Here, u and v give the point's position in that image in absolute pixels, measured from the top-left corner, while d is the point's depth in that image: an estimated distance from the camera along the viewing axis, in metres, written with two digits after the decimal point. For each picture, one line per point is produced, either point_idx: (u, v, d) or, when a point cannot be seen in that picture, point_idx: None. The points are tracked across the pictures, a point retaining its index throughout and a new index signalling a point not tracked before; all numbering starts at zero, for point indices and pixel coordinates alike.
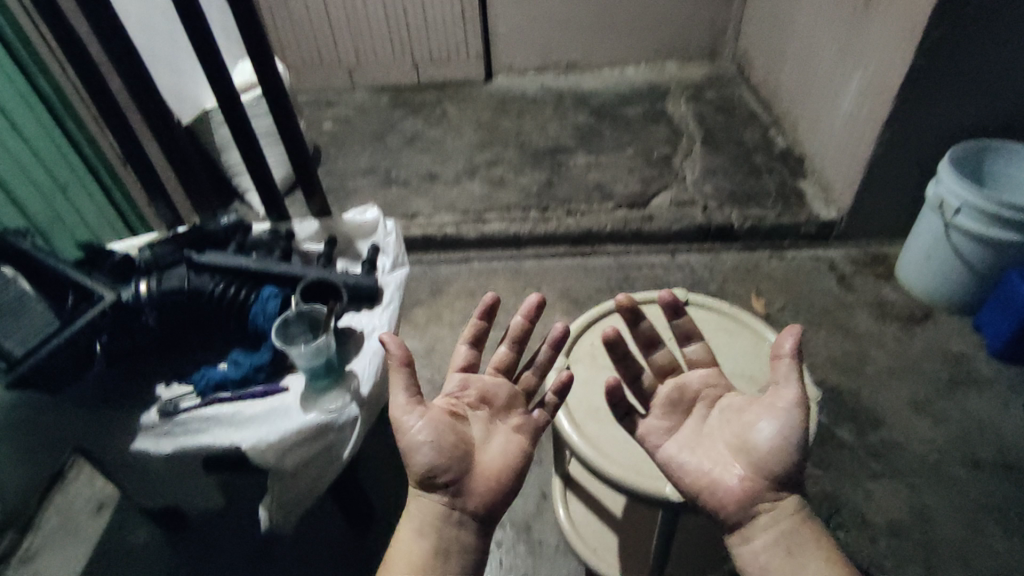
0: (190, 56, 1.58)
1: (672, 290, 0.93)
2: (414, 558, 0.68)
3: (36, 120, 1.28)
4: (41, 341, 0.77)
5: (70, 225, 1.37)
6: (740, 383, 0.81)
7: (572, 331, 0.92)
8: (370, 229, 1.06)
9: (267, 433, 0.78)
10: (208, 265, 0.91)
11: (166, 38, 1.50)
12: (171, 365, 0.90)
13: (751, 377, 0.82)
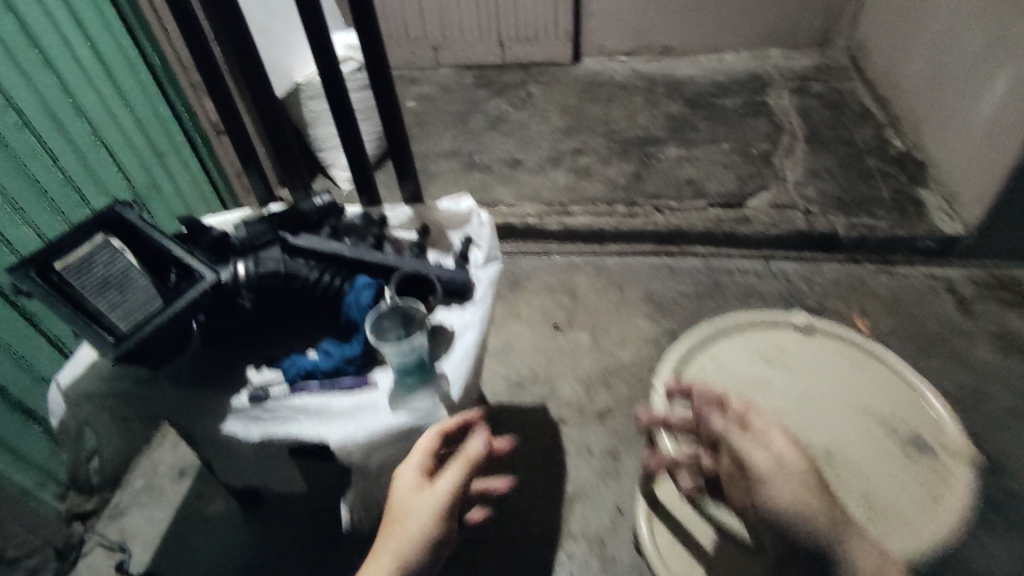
0: (303, 33, 1.65)
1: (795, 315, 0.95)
2: None
3: (140, 87, 1.30)
4: (145, 318, 0.78)
5: (167, 193, 1.40)
6: (881, 430, 0.81)
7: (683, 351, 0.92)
8: (464, 220, 1.00)
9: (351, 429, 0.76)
10: (301, 249, 0.89)
11: (263, 5, 1.48)
12: (261, 349, 0.88)
13: (889, 427, 0.82)
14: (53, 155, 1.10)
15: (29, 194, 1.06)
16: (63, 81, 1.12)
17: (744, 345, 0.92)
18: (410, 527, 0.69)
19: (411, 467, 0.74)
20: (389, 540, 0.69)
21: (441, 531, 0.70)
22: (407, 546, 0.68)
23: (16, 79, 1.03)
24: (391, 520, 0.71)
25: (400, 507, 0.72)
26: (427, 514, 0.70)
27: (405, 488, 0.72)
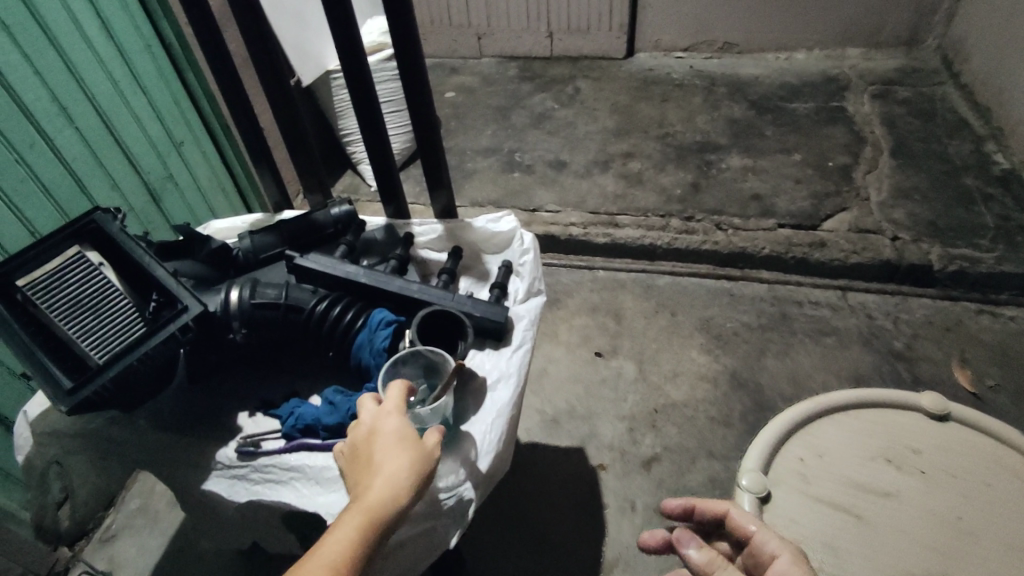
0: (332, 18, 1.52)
1: (926, 396, 0.76)
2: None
3: (157, 71, 1.17)
4: (120, 349, 0.65)
5: (182, 185, 1.27)
6: None
7: (773, 436, 0.73)
8: (504, 242, 0.85)
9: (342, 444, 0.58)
10: (310, 271, 0.76)
11: None
12: (260, 389, 0.75)
13: None
14: (53, 144, 0.98)
15: (26, 187, 0.94)
16: (67, 61, 0.99)
17: (856, 438, 0.73)
18: (395, 460, 0.53)
19: (395, 403, 0.58)
20: (368, 479, 0.52)
21: (428, 480, 0.54)
22: (392, 483, 0.51)
23: (12, 56, 0.90)
24: (367, 462, 0.54)
25: (379, 443, 0.54)
26: (417, 456, 0.54)
27: (384, 424, 0.56)
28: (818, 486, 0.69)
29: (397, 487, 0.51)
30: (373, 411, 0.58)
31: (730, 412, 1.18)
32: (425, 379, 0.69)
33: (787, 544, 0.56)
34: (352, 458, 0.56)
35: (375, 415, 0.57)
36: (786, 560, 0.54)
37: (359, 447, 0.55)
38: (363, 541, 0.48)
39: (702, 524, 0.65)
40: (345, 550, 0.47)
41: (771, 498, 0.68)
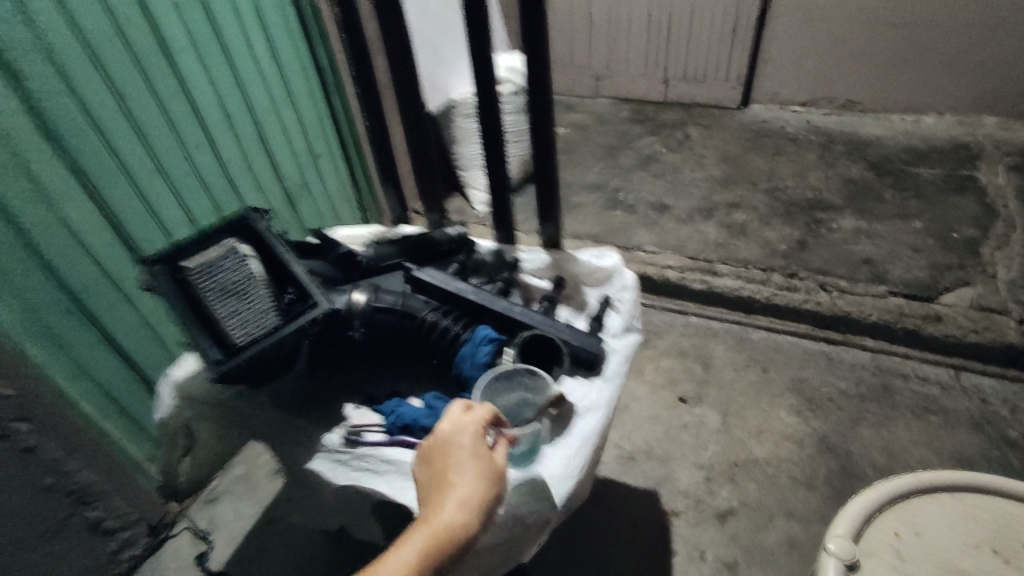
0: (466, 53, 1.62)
1: None
2: None
3: (308, 91, 1.32)
4: (261, 336, 0.74)
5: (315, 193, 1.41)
6: None
7: (867, 505, 0.70)
8: (605, 277, 0.89)
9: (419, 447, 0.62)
10: (424, 284, 0.83)
11: (437, 27, 1.50)
12: (366, 385, 0.82)
13: None
14: (217, 146, 1.13)
15: (190, 181, 1.09)
16: (238, 77, 1.15)
17: (960, 522, 0.69)
18: (473, 484, 0.57)
19: (479, 419, 0.61)
20: (448, 494, 0.56)
21: (498, 501, 0.59)
22: (470, 503, 0.56)
23: (195, 68, 1.06)
24: (446, 474, 0.58)
25: (459, 458, 0.58)
26: (492, 478, 0.58)
27: (465, 440, 0.59)
28: (912, 564, 0.66)
29: (472, 508, 0.56)
30: (456, 422, 0.61)
31: (816, 479, 1.13)
32: (522, 395, 0.73)
33: None
34: (426, 464, 0.60)
35: (457, 428, 0.60)
36: None
37: (438, 457, 0.59)
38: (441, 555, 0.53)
39: None
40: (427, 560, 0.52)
41: (860, 569, 0.66)
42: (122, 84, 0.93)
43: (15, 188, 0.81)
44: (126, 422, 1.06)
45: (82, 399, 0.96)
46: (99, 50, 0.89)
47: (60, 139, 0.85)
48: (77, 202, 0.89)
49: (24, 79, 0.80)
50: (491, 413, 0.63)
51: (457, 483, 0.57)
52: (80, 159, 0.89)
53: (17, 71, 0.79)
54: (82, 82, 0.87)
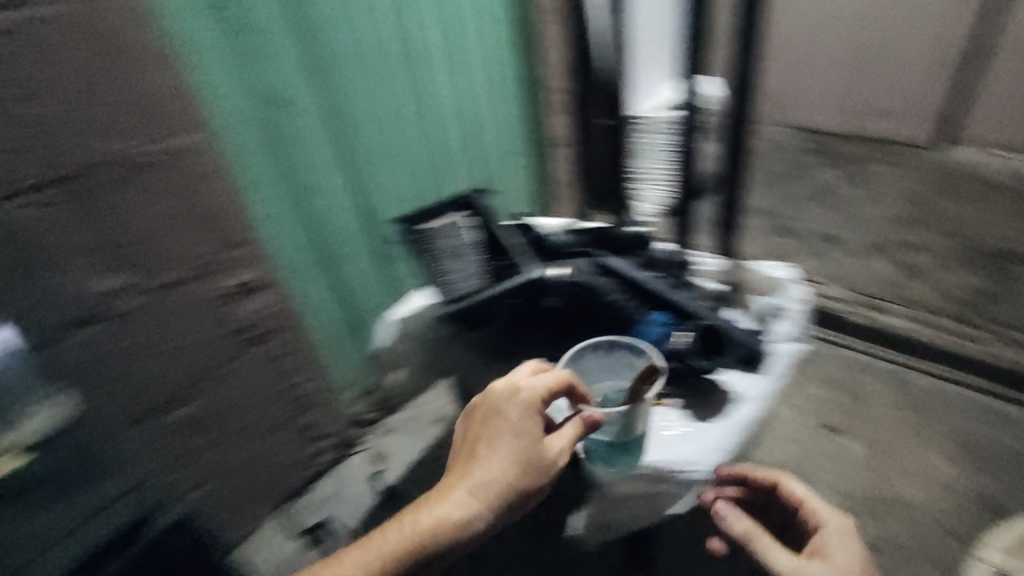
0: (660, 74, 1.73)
1: None
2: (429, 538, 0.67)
3: (518, 97, 1.47)
4: (466, 292, 0.94)
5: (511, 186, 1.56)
6: None
7: None
8: (773, 289, 0.98)
9: (478, 402, 0.74)
10: (612, 270, 0.94)
11: (641, 49, 1.62)
12: (550, 346, 0.96)
13: None
14: (448, 138, 1.33)
15: (424, 165, 1.30)
16: (473, 82, 1.33)
17: None
18: (505, 464, 0.68)
19: (530, 395, 0.70)
20: (479, 470, 0.68)
21: (536, 478, 0.69)
22: (496, 483, 0.68)
23: (443, 73, 1.26)
24: (487, 443, 0.70)
25: (501, 432, 0.69)
26: (528, 458, 0.68)
27: (509, 415, 0.69)
28: None
29: (496, 484, 0.68)
30: (509, 392, 0.71)
31: (967, 529, 1.11)
32: (619, 374, 0.82)
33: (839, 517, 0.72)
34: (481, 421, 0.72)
35: (507, 399, 0.70)
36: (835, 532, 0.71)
37: (486, 423, 0.71)
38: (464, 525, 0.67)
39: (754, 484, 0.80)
40: (448, 527, 0.67)
41: None
42: (390, 82, 1.17)
43: (311, 152, 1.08)
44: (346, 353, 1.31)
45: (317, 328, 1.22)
46: (376, 62, 1.13)
47: (344, 121, 1.11)
48: (343, 174, 1.15)
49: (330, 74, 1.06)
50: (546, 389, 0.71)
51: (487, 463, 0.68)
52: (355, 137, 1.14)
53: (328, 66, 1.05)
54: (363, 78, 1.12)
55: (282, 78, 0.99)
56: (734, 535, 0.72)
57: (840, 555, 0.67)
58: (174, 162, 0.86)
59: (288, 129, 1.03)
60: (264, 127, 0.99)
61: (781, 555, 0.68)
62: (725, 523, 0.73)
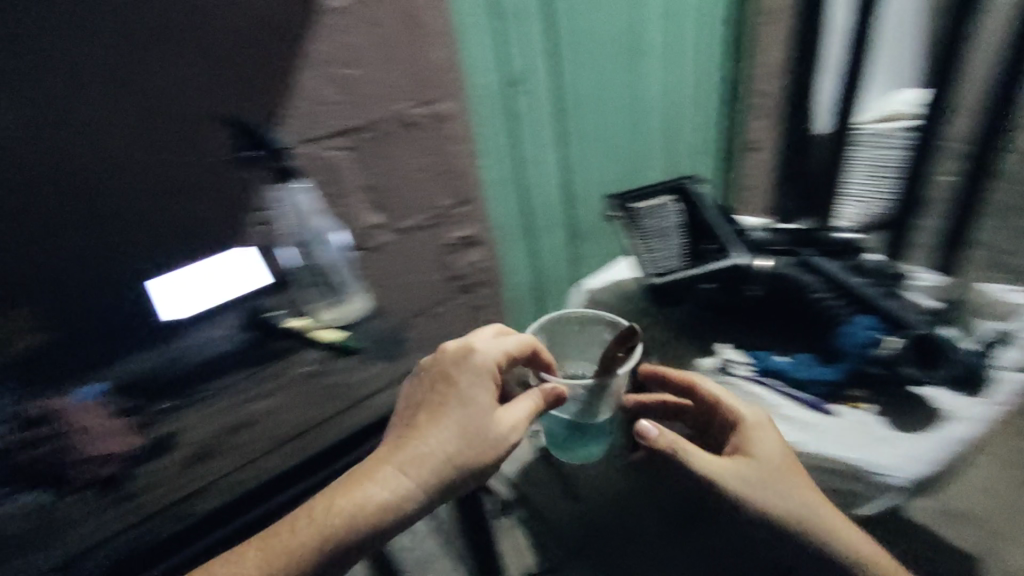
0: None
1: None
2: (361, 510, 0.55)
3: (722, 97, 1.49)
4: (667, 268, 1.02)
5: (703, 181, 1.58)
6: None
7: None
8: (1008, 315, 0.93)
9: (411, 376, 0.64)
10: (820, 269, 0.96)
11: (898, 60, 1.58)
12: (738, 334, 1.01)
13: None
14: (649, 131, 1.38)
15: (624, 153, 1.37)
16: (683, 78, 1.38)
17: None
18: (451, 435, 0.59)
19: (485, 359, 0.64)
20: (414, 442, 0.58)
21: (484, 455, 0.60)
22: (436, 456, 0.58)
23: (657, 67, 1.32)
24: (433, 411, 0.60)
25: (451, 398, 0.61)
26: (479, 431, 0.60)
27: (462, 380, 0.61)
28: None
29: (454, 459, 0.59)
30: (463, 356, 0.63)
31: None
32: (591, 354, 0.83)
33: (750, 413, 0.78)
34: (420, 388, 0.62)
35: (459, 364, 0.63)
36: (754, 427, 0.76)
37: (429, 392, 0.62)
38: (395, 509, 0.56)
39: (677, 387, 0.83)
40: (377, 509, 0.55)
41: None
42: (609, 72, 1.24)
43: (532, 131, 1.19)
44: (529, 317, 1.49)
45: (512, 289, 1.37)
46: (601, 52, 1.21)
47: (563, 107, 1.21)
48: (553, 154, 1.25)
49: (559, 61, 1.16)
50: (503, 354, 0.65)
51: (429, 436, 0.59)
52: (568, 122, 1.24)
53: (560, 54, 1.15)
54: (586, 67, 1.20)
55: (520, 59, 1.10)
56: (663, 447, 0.71)
57: (760, 449, 0.74)
58: (430, 123, 1.07)
59: (516, 108, 1.15)
60: (504, 105, 1.12)
61: (701, 457, 0.71)
62: (648, 439, 0.71)
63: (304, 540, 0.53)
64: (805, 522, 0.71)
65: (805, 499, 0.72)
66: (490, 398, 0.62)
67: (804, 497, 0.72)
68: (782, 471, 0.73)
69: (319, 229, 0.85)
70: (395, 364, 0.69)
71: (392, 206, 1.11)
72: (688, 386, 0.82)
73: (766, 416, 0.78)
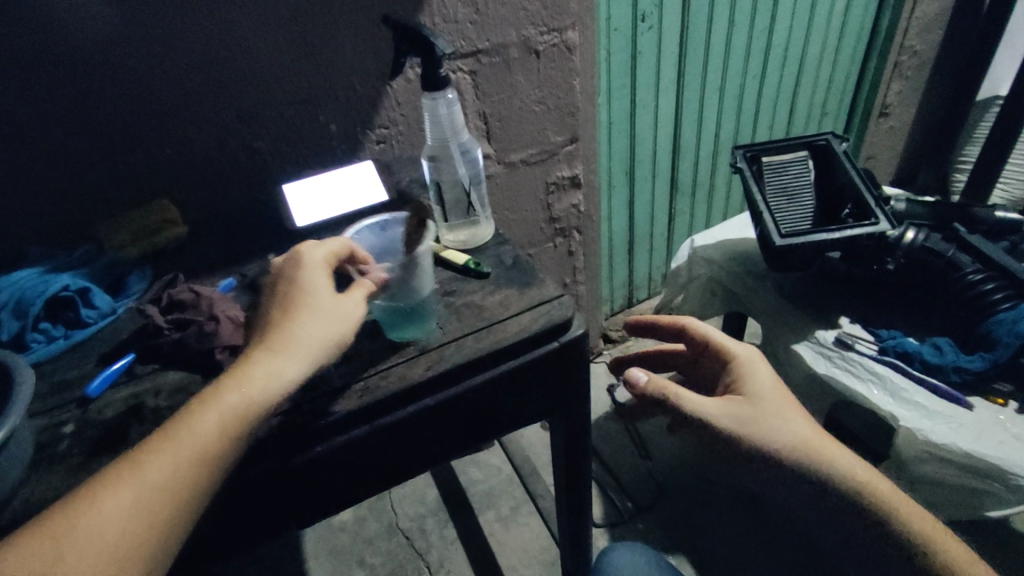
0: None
1: None
2: (250, 395, 0.49)
3: (852, 47, 1.47)
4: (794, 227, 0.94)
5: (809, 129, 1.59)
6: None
7: None
8: None
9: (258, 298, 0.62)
10: (975, 248, 0.89)
11: None
12: (865, 309, 0.94)
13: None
14: (765, 80, 1.41)
15: (735, 97, 1.40)
16: (811, 24, 1.36)
17: None
18: (310, 316, 0.54)
19: (314, 257, 0.59)
20: (281, 328, 0.53)
21: (343, 327, 0.54)
22: (306, 336, 0.53)
23: (787, 13, 1.31)
24: (279, 308, 0.55)
25: (291, 291, 0.56)
26: (332, 308, 0.55)
27: (300, 274, 0.57)
28: None
29: (319, 336, 0.53)
30: (290, 259, 0.59)
31: None
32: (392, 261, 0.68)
33: (740, 352, 0.69)
34: (264, 302, 0.57)
35: (295, 264, 0.58)
36: (748, 365, 0.68)
37: (272, 297, 0.57)
38: (270, 389, 0.50)
39: (665, 332, 0.76)
40: (257, 389, 0.50)
41: None
42: (738, 14, 1.25)
43: (649, 68, 1.23)
44: (612, 265, 1.56)
45: (603, 233, 1.45)
46: None
47: (684, 45, 1.24)
48: (668, 95, 1.30)
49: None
50: (332, 251, 0.60)
51: (281, 325, 0.54)
52: (687, 62, 1.27)
53: None
54: (718, 6, 1.22)
55: None
56: (650, 394, 0.64)
57: (757, 388, 0.65)
58: (563, 52, 1.03)
59: (641, 45, 1.19)
60: (633, 40, 1.17)
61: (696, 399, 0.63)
62: (635, 387, 0.64)
63: (201, 426, 0.48)
64: (799, 450, 0.62)
65: (811, 439, 0.62)
66: (330, 283, 0.57)
67: (809, 436, 0.63)
68: (782, 408, 0.64)
69: (467, 142, 0.73)
70: (525, 293, 0.64)
71: (511, 139, 1.08)
72: (676, 330, 0.75)
73: (757, 350, 0.70)
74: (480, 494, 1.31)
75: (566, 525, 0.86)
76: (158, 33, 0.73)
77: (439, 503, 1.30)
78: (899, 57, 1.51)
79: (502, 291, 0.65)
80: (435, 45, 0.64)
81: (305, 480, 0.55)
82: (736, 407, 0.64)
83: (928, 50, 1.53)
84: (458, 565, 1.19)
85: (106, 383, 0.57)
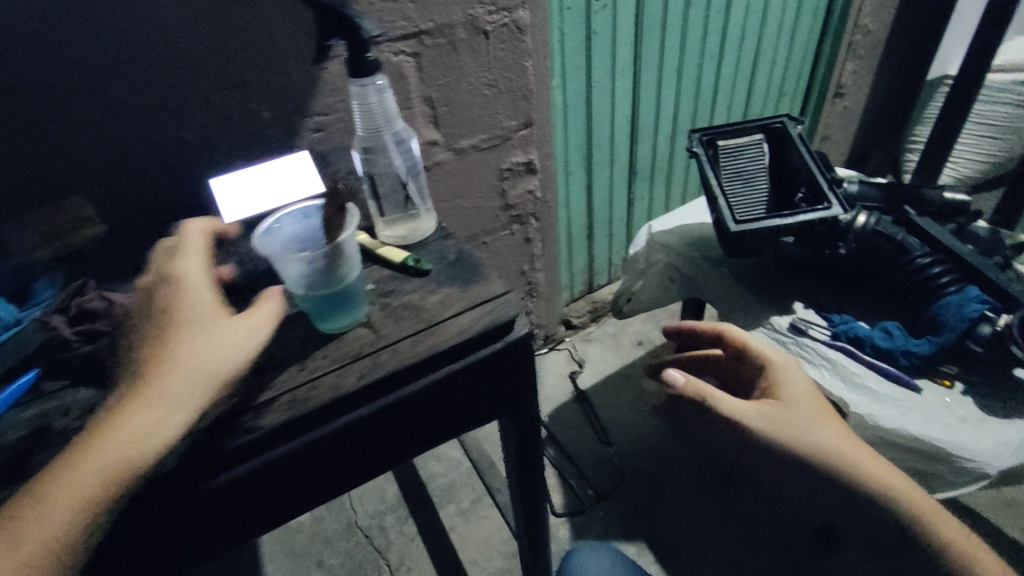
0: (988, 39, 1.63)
1: None
2: (157, 421, 0.44)
3: (809, 26, 1.46)
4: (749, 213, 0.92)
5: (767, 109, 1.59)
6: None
7: None
8: None
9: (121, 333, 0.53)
10: (925, 232, 0.90)
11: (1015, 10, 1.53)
12: (818, 295, 0.95)
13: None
14: (722, 60, 1.39)
15: (693, 78, 1.38)
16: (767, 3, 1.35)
17: None
18: (208, 339, 0.48)
19: (192, 274, 0.51)
20: (173, 355, 0.46)
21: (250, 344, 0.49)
22: (208, 359, 0.47)
23: None
24: (160, 336, 0.48)
25: (174, 314, 0.49)
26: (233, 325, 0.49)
27: (184, 293, 0.50)
28: None
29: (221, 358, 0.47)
30: (163, 280, 0.51)
31: None
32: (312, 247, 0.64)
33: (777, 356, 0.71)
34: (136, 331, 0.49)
35: (169, 286, 0.50)
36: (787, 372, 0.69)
37: (147, 325, 0.49)
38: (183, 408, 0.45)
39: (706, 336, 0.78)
40: (164, 417, 0.44)
41: None
42: None
43: (603, 49, 1.20)
44: (571, 251, 1.53)
45: (561, 218, 1.42)
46: None
47: (638, 25, 1.21)
48: (624, 76, 1.27)
49: None
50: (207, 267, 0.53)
51: (168, 352, 0.46)
52: (642, 42, 1.24)
53: None
54: None
55: None
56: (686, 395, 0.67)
57: (793, 392, 0.66)
58: (512, 33, 0.99)
59: (594, 24, 1.15)
60: (586, 19, 1.13)
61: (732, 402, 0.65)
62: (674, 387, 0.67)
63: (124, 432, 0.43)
64: (834, 459, 0.60)
65: (839, 442, 0.61)
66: (217, 299, 0.51)
67: (839, 440, 0.62)
68: (817, 414, 0.64)
69: (403, 133, 0.70)
70: (467, 292, 0.61)
71: (461, 125, 1.03)
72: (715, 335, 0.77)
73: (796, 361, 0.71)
74: (440, 488, 1.29)
75: (520, 522, 0.84)
76: (60, 13, 0.66)
77: (399, 499, 1.27)
78: (853, 36, 1.51)
79: (442, 290, 0.62)
80: (360, 27, 0.60)
81: (233, 492, 0.51)
82: (772, 411, 0.64)
83: (882, 29, 1.53)
84: (419, 562, 1.17)
85: (8, 403, 0.53)
